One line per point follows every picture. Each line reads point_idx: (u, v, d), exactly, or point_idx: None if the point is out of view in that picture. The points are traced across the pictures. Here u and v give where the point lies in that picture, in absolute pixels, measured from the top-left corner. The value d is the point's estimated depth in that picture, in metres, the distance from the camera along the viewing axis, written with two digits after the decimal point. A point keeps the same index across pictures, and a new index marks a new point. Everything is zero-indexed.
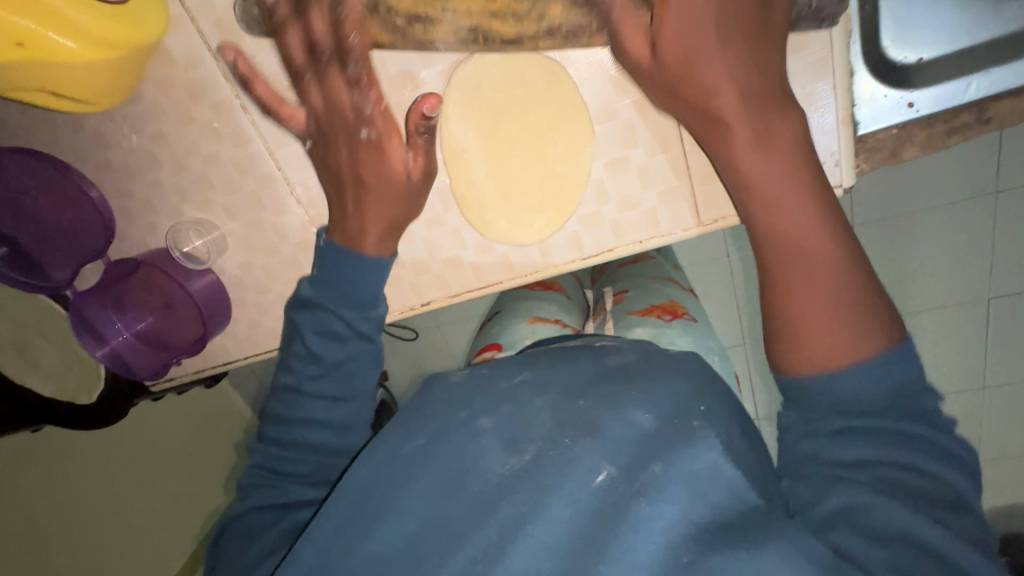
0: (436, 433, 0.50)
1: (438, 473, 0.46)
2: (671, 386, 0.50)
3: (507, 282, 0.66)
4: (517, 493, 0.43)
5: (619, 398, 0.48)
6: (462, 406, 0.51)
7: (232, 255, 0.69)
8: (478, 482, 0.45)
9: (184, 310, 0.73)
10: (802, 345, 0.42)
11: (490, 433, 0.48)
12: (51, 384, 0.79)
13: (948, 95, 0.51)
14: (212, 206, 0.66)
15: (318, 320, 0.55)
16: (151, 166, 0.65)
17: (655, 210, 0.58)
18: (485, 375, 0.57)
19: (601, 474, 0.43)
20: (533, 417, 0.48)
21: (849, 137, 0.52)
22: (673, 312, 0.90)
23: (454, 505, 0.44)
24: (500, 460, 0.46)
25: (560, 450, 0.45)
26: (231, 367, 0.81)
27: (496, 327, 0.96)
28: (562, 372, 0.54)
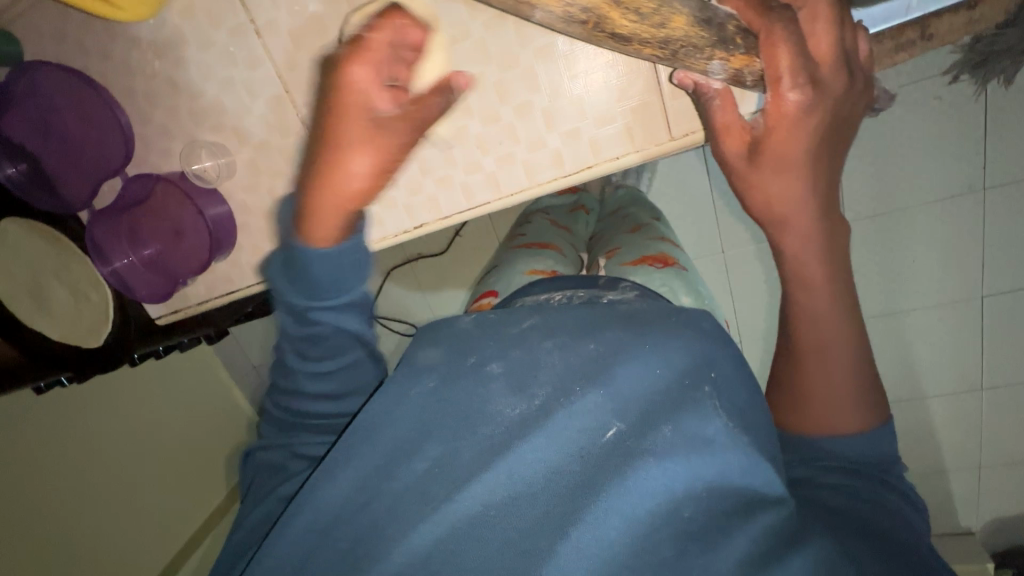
0: (442, 377, 0.52)
1: (447, 419, 0.49)
2: (685, 339, 0.51)
3: (495, 203, 0.70)
4: (523, 437, 0.46)
5: (633, 348, 0.50)
6: (472, 352, 0.53)
7: (240, 179, 0.74)
8: (485, 424, 0.48)
9: (193, 237, 0.78)
10: (816, 411, 0.49)
11: (499, 376, 0.50)
12: (59, 329, 0.75)
13: (895, 14, 0.56)
14: (224, 130, 0.71)
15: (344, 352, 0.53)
16: (171, 91, 0.70)
17: (629, 125, 0.63)
18: (493, 320, 0.59)
19: (608, 430, 0.46)
20: (543, 362, 0.50)
21: None
22: (664, 260, 0.96)
23: (465, 446, 0.47)
24: (508, 403, 0.48)
25: (569, 400, 0.47)
26: (234, 297, 0.85)
27: (493, 277, 1.01)
28: (570, 316, 0.56)
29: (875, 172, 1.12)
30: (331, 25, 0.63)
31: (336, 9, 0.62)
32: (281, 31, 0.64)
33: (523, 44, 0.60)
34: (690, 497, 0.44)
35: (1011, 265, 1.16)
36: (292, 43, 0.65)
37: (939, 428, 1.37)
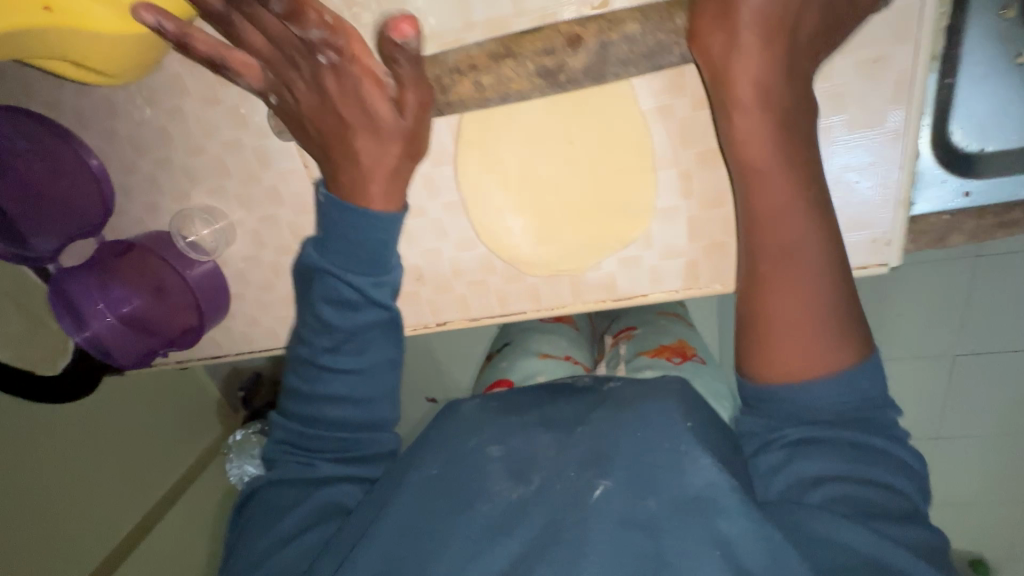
0: (446, 462, 0.47)
1: (407, 508, 0.44)
2: (737, 424, 0.47)
3: (530, 313, 0.63)
4: (519, 523, 0.42)
5: (654, 422, 0.45)
6: (462, 430, 0.50)
7: (239, 248, 0.65)
8: (480, 506, 0.43)
9: (174, 296, 0.68)
10: (778, 344, 0.42)
11: (499, 462, 0.46)
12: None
13: (1007, 190, 0.51)
14: (225, 194, 0.61)
15: (323, 286, 0.49)
16: (163, 144, 0.59)
17: (694, 261, 0.56)
18: (502, 404, 0.55)
19: (597, 487, 0.41)
20: (538, 445, 0.47)
21: (904, 219, 0.51)
22: (682, 352, 0.89)
23: (454, 534, 0.42)
24: (507, 487, 0.44)
25: (580, 485, 0.42)
26: (219, 362, 0.76)
27: (503, 358, 0.94)
28: (574, 402, 0.53)
29: None
30: None
31: None
32: None
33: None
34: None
35: None
36: None
37: None
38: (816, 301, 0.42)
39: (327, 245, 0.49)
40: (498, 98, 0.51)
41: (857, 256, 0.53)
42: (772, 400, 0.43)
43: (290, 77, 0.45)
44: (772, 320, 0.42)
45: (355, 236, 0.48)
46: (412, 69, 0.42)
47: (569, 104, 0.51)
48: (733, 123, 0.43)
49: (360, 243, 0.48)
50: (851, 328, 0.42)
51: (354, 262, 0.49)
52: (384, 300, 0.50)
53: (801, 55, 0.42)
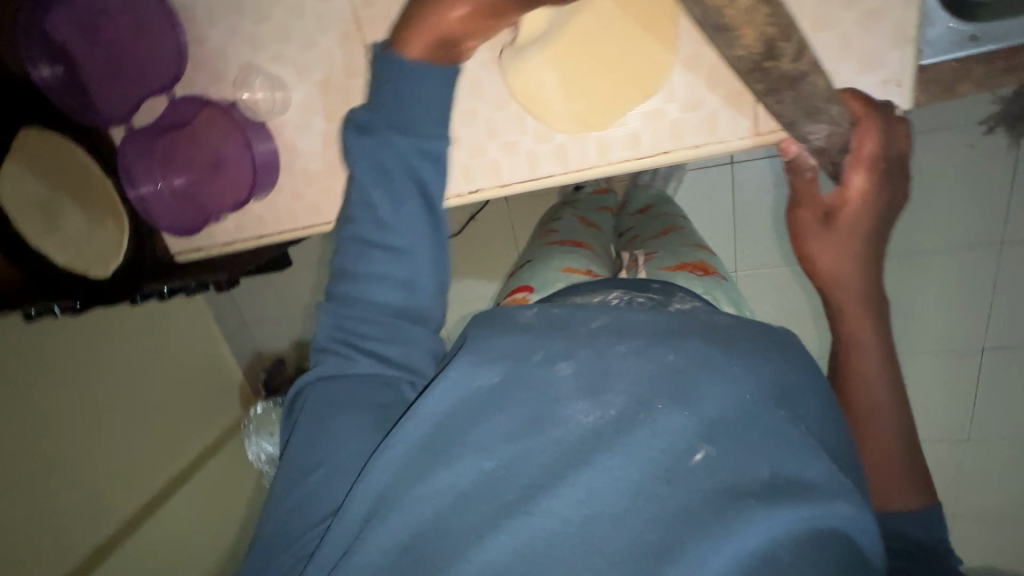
0: (510, 371, 0.52)
1: (509, 416, 0.49)
2: (777, 367, 0.51)
3: (559, 176, 0.67)
4: (603, 447, 0.46)
5: (718, 365, 0.50)
6: (526, 348, 0.53)
7: (290, 116, 0.70)
8: (554, 431, 0.48)
9: (228, 173, 0.74)
10: (889, 478, 0.54)
11: (568, 379, 0.50)
12: (65, 253, 0.69)
13: (1015, 35, 0.54)
14: (284, 61, 0.67)
15: (379, 149, 0.49)
16: (232, 11, 0.66)
17: (714, 114, 0.60)
18: (557, 315, 0.59)
19: (698, 455, 0.45)
20: (617, 369, 0.50)
21: (913, 58, 0.55)
22: (704, 269, 0.94)
23: (533, 446, 0.47)
24: (584, 411, 0.48)
25: (654, 414, 0.47)
26: (262, 244, 0.82)
27: (527, 271, 0.99)
28: (644, 318, 0.57)
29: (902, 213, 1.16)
30: None
31: None
32: None
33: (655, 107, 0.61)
34: (793, 543, 0.41)
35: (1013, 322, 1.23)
36: None
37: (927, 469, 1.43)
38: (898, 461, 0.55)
39: (372, 104, 0.50)
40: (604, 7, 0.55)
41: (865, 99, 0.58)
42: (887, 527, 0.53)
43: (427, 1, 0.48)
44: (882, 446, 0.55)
45: (408, 101, 0.48)
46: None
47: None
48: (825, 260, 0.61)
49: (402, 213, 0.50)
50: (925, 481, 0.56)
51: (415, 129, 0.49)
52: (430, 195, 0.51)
53: (874, 194, 0.59)
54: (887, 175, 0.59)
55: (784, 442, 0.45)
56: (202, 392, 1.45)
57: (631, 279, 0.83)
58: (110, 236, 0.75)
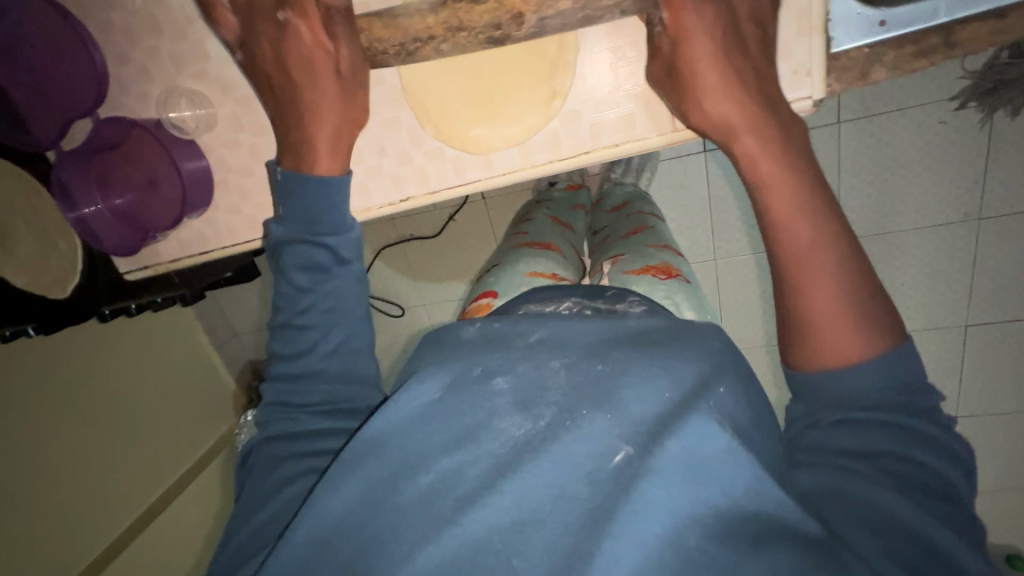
0: (443, 388, 0.51)
1: (440, 432, 0.48)
2: (706, 365, 0.48)
3: (484, 182, 0.68)
4: (530, 458, 0.45)
5: (647, 370, 0.48)
6: (460, 363, 0.52)
7: (220, 132, 0.71)
8: (484, 445, 0.47)
9: (165, 190, 0.74)
10: (824, 333, 0.43)
11: (503, 393, 0.49)
12: (24, 275, 0.79)
13: (921, 17, 0.53)
14: (207, 79, 0.67)
15: (297, 252, 0.54)
16: (151, 31, 0.66)
17: (626, 113, 0.61)
18: (495, 330, 0.57)
19: (617, 455, 0.43)
20: (548, 379, 0.49)
21: (821, 48, 0.54)
22: (667, 272, 0.90)
23: (463, 463, 0.46)
24: (514, 423, 0.47)
25: (577, 420, 0.46)
26: (207, 259, 0.82)
27: (493, 276, 0.98)
28: (579, 327, 0.55)
29: (870, 191, 1.14)
30: None
31: None
32: None
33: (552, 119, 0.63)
34: (722, 547, 0.39)
35: (994, 297, 1.21)
36: None
37: None
38: (829, 303, 0.43)
39: (283, 217, 0.56)
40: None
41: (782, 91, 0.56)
42: (839, 415, 0.43)
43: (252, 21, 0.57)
44: (816, 312, 0.43)
45: (308, 202, 0.55)
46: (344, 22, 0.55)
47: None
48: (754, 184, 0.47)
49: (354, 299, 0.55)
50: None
51: (315, 224, 0.55)
52: (347, 257, 0.55)
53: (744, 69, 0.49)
54: (770, 90, 0.49)
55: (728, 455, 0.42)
56: (192, 405, 1.45)
57: (589, 287, 0.81)
58: (65, 254, 0.80)
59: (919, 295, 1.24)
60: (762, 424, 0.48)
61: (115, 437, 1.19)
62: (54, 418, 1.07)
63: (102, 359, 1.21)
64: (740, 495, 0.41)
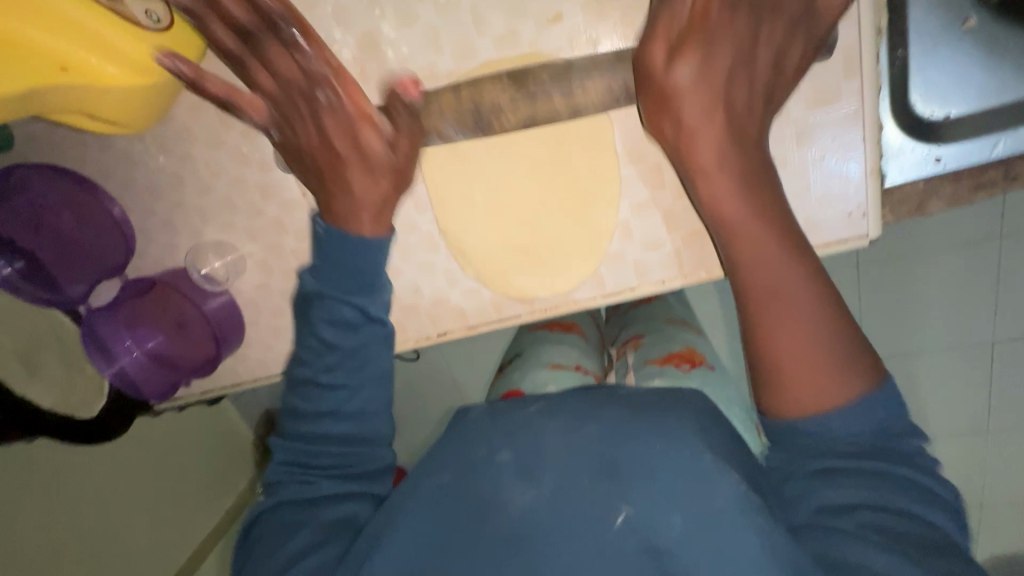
0: (454, 471, 0.48)
1: (447, 515, 0.46)
2: (709, 436, 0.48)
3: (524, 316, 0.65)
4: (538, 532, 0.43)
5: (650, 442, 0.47)
6: (473, 440, 0.51)
7: (249, 277, 0.69)
8: (495, 520, 0.45)
9: (196, 330, 0.73)
10: None
11: (507, 467, 0.47)
12: (51, 397, 0.75)
13: (978, 152, 0.52)
14: (234, 229, 0.66)
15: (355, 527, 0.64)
16: (175, 187, 0.64)
17: (677, 250, 0.58)
18: (499, 407, 0.57)
19: (619, 517, 0.43)
20: (546, 447, 0.48)
21: (876, 188, 0.52)
22: (691, 359, 0.82)
23: (462, 539, 0.44)
24: (518, 493, 0.46)
25: (579, 490, 0.45)
26: (238, 390, 0.80)
27: (514, 371, 0.86)
28: (580, 399, 0.54)
29: None
30: None
31: None
32: None
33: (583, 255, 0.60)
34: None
35: None
36: None
37: None
38: None
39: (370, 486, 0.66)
40: None
41: (831, 231, 0.54)
42: None
43: (292, 114, 0.52)
44: None
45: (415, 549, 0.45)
46: (407, 120, 0.52)
47: None
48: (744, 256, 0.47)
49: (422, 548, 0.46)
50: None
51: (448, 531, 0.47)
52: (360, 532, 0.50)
53: None
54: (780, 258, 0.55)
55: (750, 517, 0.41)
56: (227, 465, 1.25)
57: None
58: (94, 378, 0.81)
59: None
60: (766, 497, 0.48)
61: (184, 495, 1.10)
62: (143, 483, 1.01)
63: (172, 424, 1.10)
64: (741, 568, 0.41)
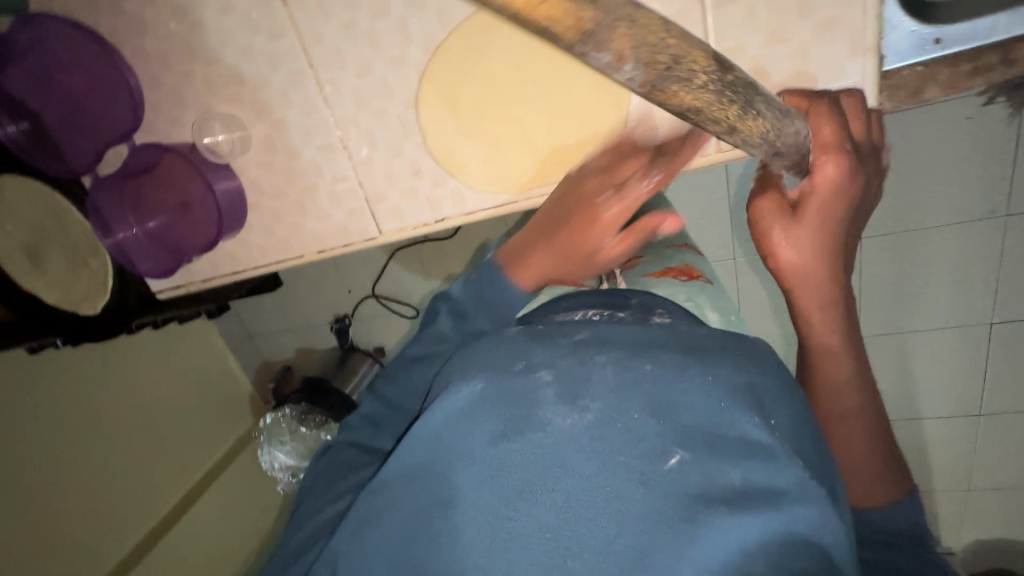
0: (491, 378, 0.47)
1: (490, 420, 0.45)
2: (749, 375, 0.47)
3: (520, 201, 0.67)
4: (583, 453, 0.43)
5: (695, 372, 0.45)
6: (518, 359, 0.48)
7: (254, 155, 0.70)
8: (535, 435, 0.44)
9: (198, 212, 0.74)
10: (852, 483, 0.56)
11: (548, 387, 0.46)
12: (55, 292, 0.75)
13: (978, 35, 0.52)
14: (240, 102, 0.67)
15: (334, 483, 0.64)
16: (185, 56, 0.66)
17: (675, 131, 0.60)
18: (539, 329, 0.54)
19: (671, 459, 0.42)
20: (595, 375, 0.46)
21: (875, 66, 0.53)
22: (689, 274, 0.87)
23: (511, 451, 0.44)
24: (562, 413, 0.44)
25: (629, 424, 0.43)
26: (237, 279, 0.82)
27: None
28: (625, 330, 0.51)
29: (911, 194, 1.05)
30: None
31: None
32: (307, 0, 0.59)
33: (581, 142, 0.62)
34: (761, 549, 0.40)
35: None
36: (319, 13, 0.60)
37: (937, 451, 1.32)
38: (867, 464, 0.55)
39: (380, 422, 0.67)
40: None
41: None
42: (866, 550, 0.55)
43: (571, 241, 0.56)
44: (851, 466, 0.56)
45: (450, 458, 0.46)
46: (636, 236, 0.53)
47: None
48: (782, 266, 0.53)
49: (456, 438, 0.46)
50: (898, 471, 0.56)
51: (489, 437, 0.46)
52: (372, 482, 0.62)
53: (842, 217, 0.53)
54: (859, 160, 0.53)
55: (776, 461, 0.41)
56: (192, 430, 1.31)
57: (613, 292, 0.72)
58: (97, 274, 0.77)
59: (954, 299, 1.13)
60: (799, 436, 0.47)
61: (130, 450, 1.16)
62: (103, 429, 1.12)
63: (104, 369, 1.14)
64: (786, 502, 0.40)
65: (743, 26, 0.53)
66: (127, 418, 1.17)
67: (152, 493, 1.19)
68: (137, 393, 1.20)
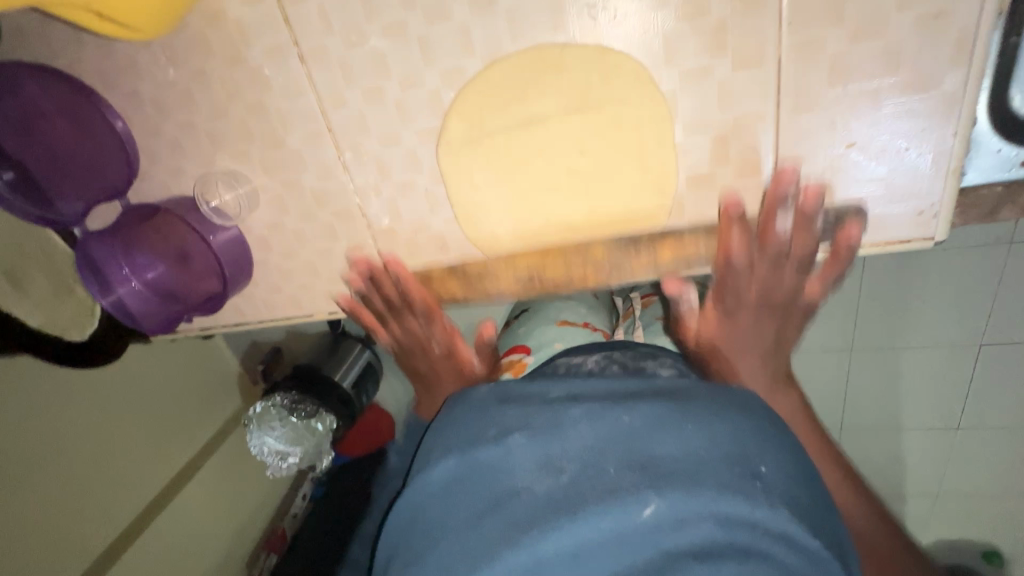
0: (467, 454, 0.50)
1: (472, 501, 0.47)
2: (733, 425, 0.45)
3: (553, 286, 0.63)
4: (556, 515, 0.42)
5: (671, 425, 0.45)
6: (493, 428, 0.50)
7: (262, 213, 0.64)
8: (518, 501, 0.44)
9: (199, 264, 0.67)
10: None
11: (523, 450, 0.47)
12: (42, 317, 0.71)
13: None
14: (248, 159, 0.60)
15: None
16: (185, 106, 0.58)
17: None
18: (514, 389, 0.56)
19: (647, 510, 0.40)
20: (571, 434, 0.46)
21: (955, 188, 0.49)
22: None
23: (491, 521, 0.44)
24: (536, 477, 0.45)
25: (601, 476, 0.43)
26: (240, 328, 0.77)
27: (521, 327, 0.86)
28: (599, 385, 0.53)
29: None
30: (393, 64, 0.51)
31: (403, 48, 0.50)
32: (330, 61, 0.52)
33: (624, 237, 0.57)
34: None
35: None
36: (342, 78, 0.53)
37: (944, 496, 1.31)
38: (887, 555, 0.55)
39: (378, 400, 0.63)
40: (538, 55, 0.48)
41: (878, 233, 0.52)
42: None
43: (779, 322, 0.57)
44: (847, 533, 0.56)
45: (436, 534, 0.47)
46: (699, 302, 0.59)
47: (589, 60, 0.48)
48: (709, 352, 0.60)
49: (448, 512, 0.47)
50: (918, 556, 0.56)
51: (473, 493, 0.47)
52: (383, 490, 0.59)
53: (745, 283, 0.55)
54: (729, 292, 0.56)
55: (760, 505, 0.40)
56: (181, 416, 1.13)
57: (614, 339, 0.69)
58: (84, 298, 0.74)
59: None
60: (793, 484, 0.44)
61: (118, 440, 0.99)
62: (46, 427, 0.86)
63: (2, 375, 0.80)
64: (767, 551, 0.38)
65: (818, 137, 0.48)
66: (108, 403, 0.97)
67: (126, 496, 0.98)
68: (61, 404, 0.89)
